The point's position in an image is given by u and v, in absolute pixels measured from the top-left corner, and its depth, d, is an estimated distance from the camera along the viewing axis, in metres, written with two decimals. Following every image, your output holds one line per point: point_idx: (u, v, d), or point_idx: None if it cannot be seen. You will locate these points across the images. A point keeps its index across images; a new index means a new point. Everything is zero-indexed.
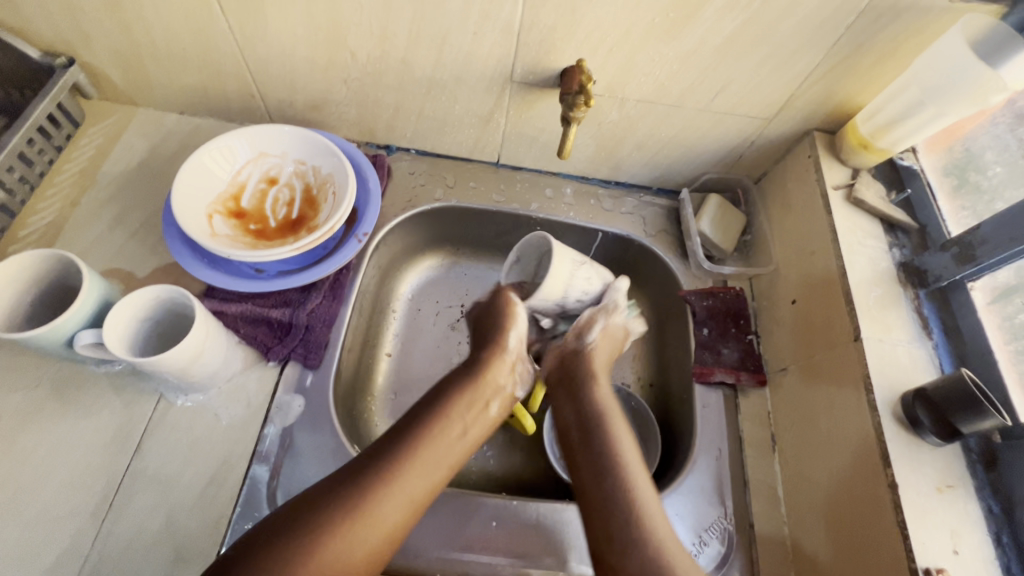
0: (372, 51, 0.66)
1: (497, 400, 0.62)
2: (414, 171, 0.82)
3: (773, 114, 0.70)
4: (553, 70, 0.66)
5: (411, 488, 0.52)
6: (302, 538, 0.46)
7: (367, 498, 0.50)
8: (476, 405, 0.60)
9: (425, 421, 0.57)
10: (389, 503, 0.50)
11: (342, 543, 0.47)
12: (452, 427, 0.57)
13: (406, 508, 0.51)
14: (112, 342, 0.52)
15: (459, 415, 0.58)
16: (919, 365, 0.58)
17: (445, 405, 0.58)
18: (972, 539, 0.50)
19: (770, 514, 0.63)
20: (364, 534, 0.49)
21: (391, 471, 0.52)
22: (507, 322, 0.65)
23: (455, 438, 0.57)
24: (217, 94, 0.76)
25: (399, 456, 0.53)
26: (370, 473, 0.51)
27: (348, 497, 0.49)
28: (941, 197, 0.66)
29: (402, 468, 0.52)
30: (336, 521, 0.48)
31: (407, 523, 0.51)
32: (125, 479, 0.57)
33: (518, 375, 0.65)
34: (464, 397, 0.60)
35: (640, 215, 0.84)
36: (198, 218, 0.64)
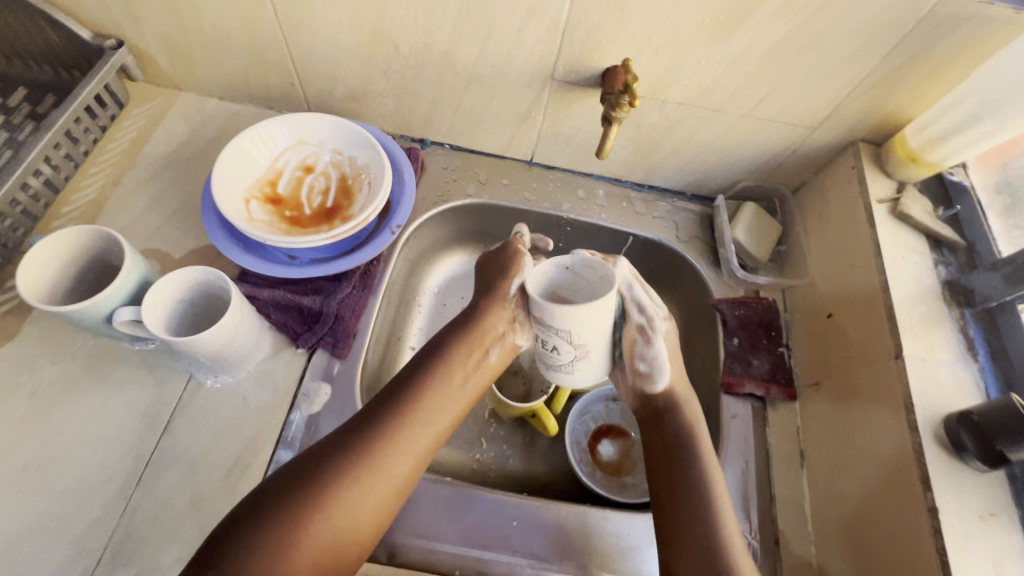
0: (415, 44, 0.66)
1: (496, 348, 0.60)
2: (447, 165, 0.82)
3: (818, 123, 0.68)
4: (595, 69, 0.65)
5: (415, 442, 0.52)
6: (315, 494, 0.47)
7: (375, 452, 0.50)
8: (470, 360, 0.58)
9: (426, 373, 0.56)
10: (395, 456, 0.51)
11: (354, 496, 0.48)
12: (452, 380, 0.56)
13: (410, 460, 0.52)
14: (150, 320, 0.53)
15: (455, 371, 0.57)
16: (963, 388, 0.56)
17: (444, 357, 0.57)
18: (1014, 570, 0.48)
19: (796, 531, 0.62)
20: (374, 486, 0.49)
21: (395, 425, 0.52)
22: (513, 273, 0.60)
23: (454, 390, 0.56)
24: (258, 81, 0.77)
25: (402, 409, 0.53)
26: (376, 427, 0.51)
27: (355, 452, 0.50)
28: (991, 215, 0.64)
29: (405, 420, 0.53)
30: (344, 476, 0.48)
31: (413, 472, 0.52)
32: (154, 456, 0.58)
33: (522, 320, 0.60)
34: (464, 348, 0.58)
35: (673, 220, 0.82)
36: (235, 202, 0.65)
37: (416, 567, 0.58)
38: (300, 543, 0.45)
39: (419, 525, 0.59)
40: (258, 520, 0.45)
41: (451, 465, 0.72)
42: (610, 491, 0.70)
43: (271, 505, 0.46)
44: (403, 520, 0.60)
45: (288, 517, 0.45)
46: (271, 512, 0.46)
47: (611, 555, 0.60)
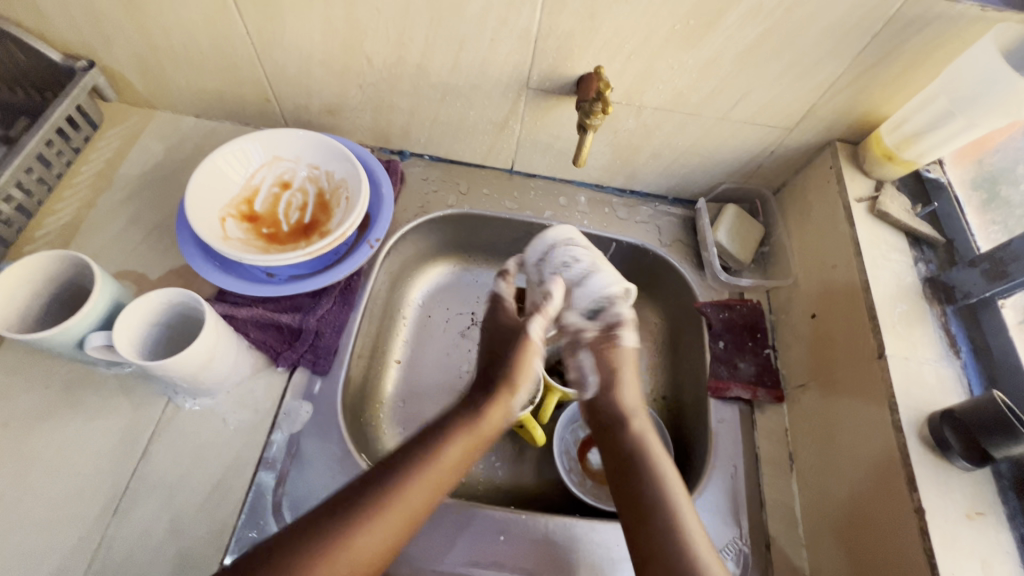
0: (387, 57, 0.66)
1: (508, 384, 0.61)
2: (427, 177, 0.82)
3: (794, 124, 0.68)
4: (570, 76, 0.65)
5: (440, 473, 0.52)
6: (280, 569, 0.43)
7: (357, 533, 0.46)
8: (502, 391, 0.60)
9: (427, 450, 0.53)
10: (373, 539, 0.47)
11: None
12: (450, 463, 0.53)
13: (388, 546, 0.47)
14: (122, 344, 0.52)
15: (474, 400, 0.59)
16: (946, 385, 0.55)
17: (446, 438, 0.54)
18: (1003, 569, 0.48)
19: (788, 536, 0.61)
20: (342, 566, 0.45)
21: (385, 506, 0.48)
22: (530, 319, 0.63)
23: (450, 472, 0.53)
24: (233, 98, 0.76)
25: (395, 490, 0.49)
26: (368, 507, 0.48)
27: (337, 533, 0.46)
28: (970, 211, 0.64)
29: (396, 501, 0.49)
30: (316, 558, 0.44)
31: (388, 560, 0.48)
32: (132, 482, 0.57)
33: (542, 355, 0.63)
34: (464, 430, 0.55)
35: (655, 224, 0.82)
36: (210, 221, 0.64)
37: None
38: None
39: (405, 544, 0.58)
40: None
41: None
42: (599, 501, 0.69)
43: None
44: None
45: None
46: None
47: (600, 567, 0.59)
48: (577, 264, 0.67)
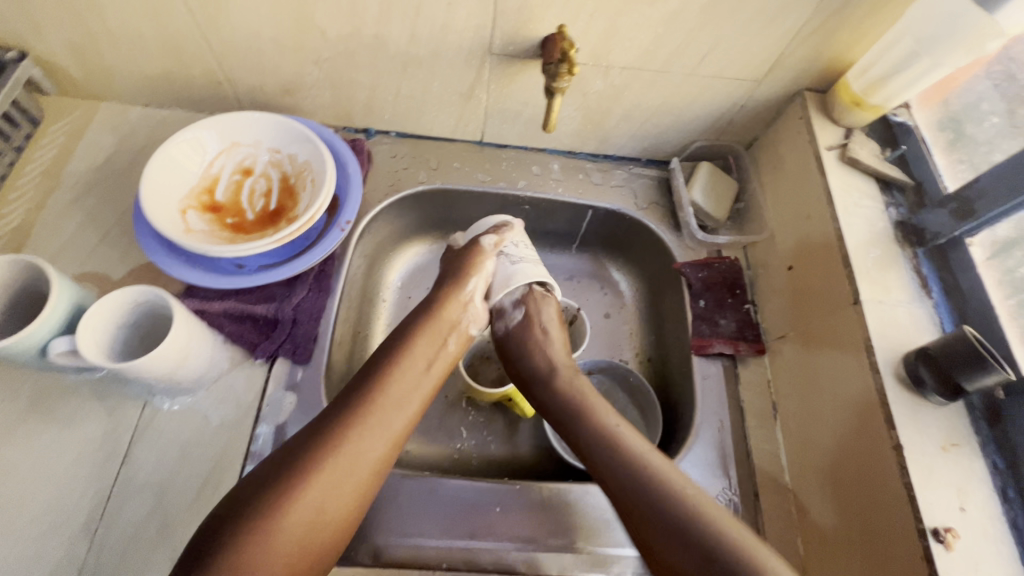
0: (341, 29, 0.63)
1: (454, 335, 0.61)
2: (395, 154, 0.80)
3: (762, 76, 0.68)
4: (533, 39, 0.63)
5: (386, 425, 0.53)
6: (296, 478, 0.47)
7: (351, 433, 0.51)
8: (431, 343, 0.59)
9: (387, 360, 0.57)
10: (371, 437, 0.52)
11: (339, 475, 0.49)
12: (416, 364, 0.57)
13: (389, 443, 0.53)
14: (87, 345, 0.50)
15: (419, 353, 0.58)
16: (920, 325, 0.57)
17: (406, 345, 0.58)
18: (978, 495, 0.49)
19: (775, 483, 0.63)
20: (358, 466, 0.50)
21: (368, 408, 0.53)
22: (472, 270, 0.64)
23: (419, 373, 0.57)
24: (182, 83, 0.72)
25: (373, 398, 0.54)
26: (350, 412, 0.52)
27: (335, 433, 0.50)
28: (937, 151, 0.65)
29: (378, 405, 0.53)
30: (324, 457, 0.49)
31: (394, 453, 0.53)
32: (116, 487, 0.55)
33: (473, 311, 0.64)
34: (423, 334, 0.59)
35: (630, 188, 0.82)
36: (170, 214, 0.61)
37: (402, 565, 0.57)
38: (284, 533, 0.45)
39: (401, 522, 0.58)
40: (243, 499, 0.46)
41: (432, 458, 0.71)
42: None
43: (253, 492, 0.46)
44: (384, 520, 0.59)
45: (271, 501, 0.46)
46: (253, 497, 0.46)
47: (596, 528, 0.60)
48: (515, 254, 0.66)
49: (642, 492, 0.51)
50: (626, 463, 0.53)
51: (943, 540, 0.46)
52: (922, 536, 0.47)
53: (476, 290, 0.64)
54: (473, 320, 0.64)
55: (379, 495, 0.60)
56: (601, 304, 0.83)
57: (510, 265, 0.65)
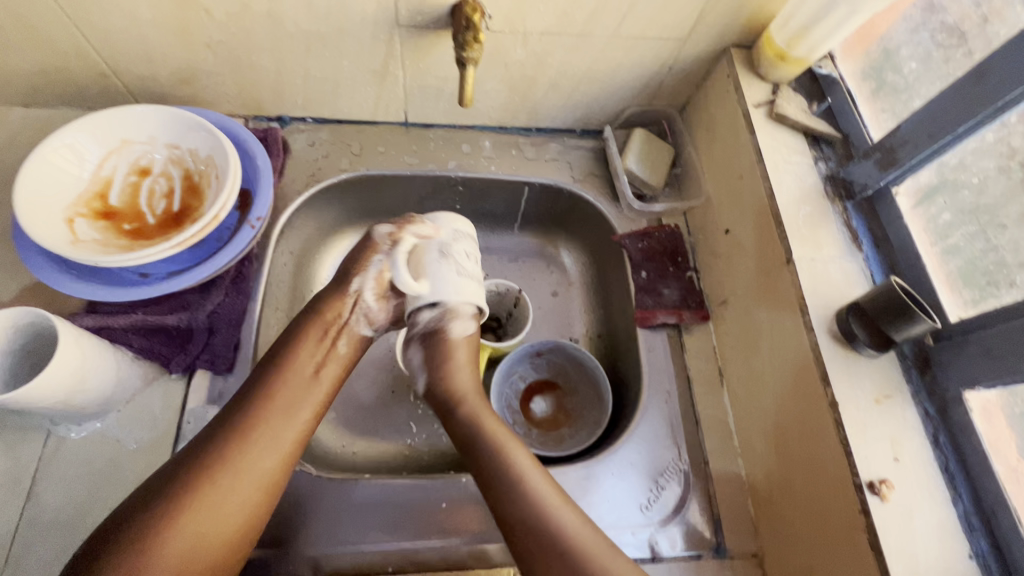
0: (229, 7, 0.57)
1: (343, 338, 0.56)
2: (313, 142, 0.75)
3: (686, 34, 0.65)
4: (441, 7, 0.59)
5: (267, 447, 0.49)
6: (160, 519, 0.44)
7: (228, 455, 0.47)
8: (318, 350, 0.55)
9: (269, 371, 0.53)
10: (252, 457, 0.48)
11: (216, 503, 0.46)
12: (301, 371, 0.54)
13: (277, 459, 0.50)
14: None
15: (302, 363, 0.54)
16: (852, 279, 0.56)
17: (289, 351, 0.54)
18: (911, 443, 0.49)
19: (723, 449, 0.63)
20: (239, 490, 0.47)
21: (247, 426, 0.49)
22: (359, 267, 0.57)
23: (304, 386, 0.53)
24: (62, 78, 0.65)
25: (252, 415, 0.50)
26: (226, 433, 0.48)
27: (205, 463, 0.47)
28: (862, 102, 0.64)
29: (259, 422, 0.50)
30: (196, 487, 0.45)
31: (284, 471, 0.50)
32: (21, 528, 0.51)
33: (367, 312, 0.57)
34: (309, 336, 0.55)
35: (566, 161, 0.79)
36: (54, 225, 0.55)
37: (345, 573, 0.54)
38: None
39: (342, 529, 0.56)
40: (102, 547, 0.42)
41: (379, 458, 0.68)
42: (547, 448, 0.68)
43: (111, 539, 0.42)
44: (324, 529, 0.56)
45: (136, 541, 0.43)
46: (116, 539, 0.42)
47: None
48: (457, 262, 0.56)
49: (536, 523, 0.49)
50: (526, 505, 0.50)
51: (878, 492, 0.46)
52: (858, 490, 0.47)
53: (365, 288, 0.57)
54: (365, 320, 0.58)
55: (318, 503, 0.57)
56: (546, 282, 0.81)
57: (449, 272, 0.56)
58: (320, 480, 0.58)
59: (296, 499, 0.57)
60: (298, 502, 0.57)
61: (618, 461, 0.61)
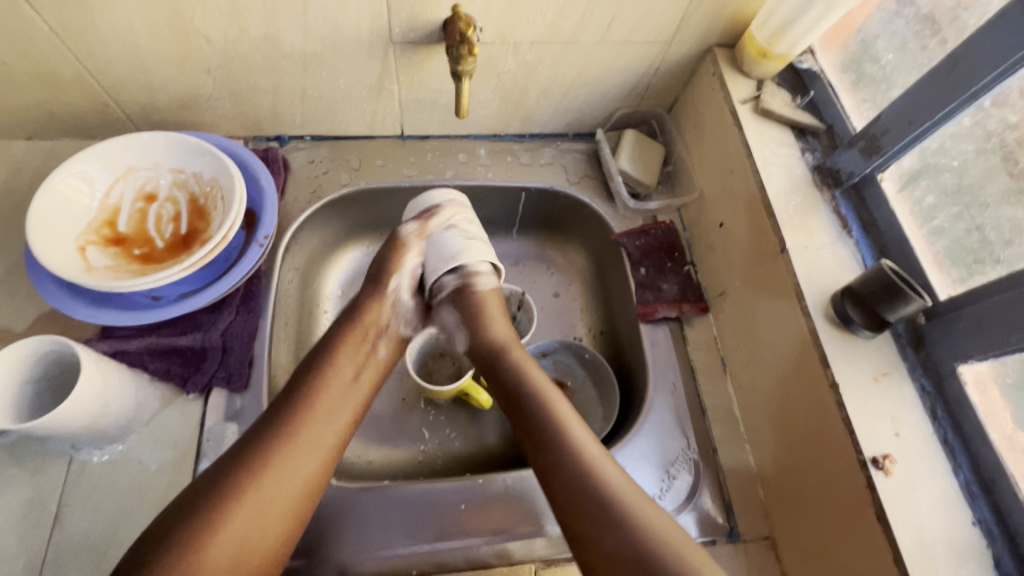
0: (227, 33, 0.59)
1: (382, 340, 0.62)
2: (313, 159, 0.76)
3: (671, 36, 0.67)
4: (434, 22, 0.61)
5: (319, 439, 0.52)
6: (221, 505, 0.46)
7: (272, 457, 0.49)
8: (361, 351, 0.60)
9: (315, 369, 0.56)
10: (296, 457, 0.50)
11: (260, 505, 0.47)
12: (345, 373, 0.57)
13: (318, 462, 0.51)
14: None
15: (347, 364, 0.58)
16: (844, 264, 0.58)
17: (334, 353, 0.58)
18: (911, 418, 0.51)
19: (730, 436, 0.65)
20: (286, 485, 0.49)
21: (293, 426, 0.51)
22: (397, 265, 0.66)
23: (348, 384, 0.57)
24: (64, 110, 0.66)
25: (298, 415, 0.52)
26: (278, 430, 0.51)
27: (262, 453, 0.49)
28: (843, 94, 0.66)
29: (304, 422, 0.52)
30: (250, 482, 0.47)
31: (324, 474, 0.51)
32: (49, 553, 0.52)
33: (399, 313, 0.66)
34: (350, 340, 0.60)
35: (561, 164, 0.81)
36: (67, 254, 0.56)
37: None
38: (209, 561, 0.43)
39: (364, 536, 0.57)
40: (170, 528, 0.44)
41: (393, 465, 0.69)
42: None
43: (177, 523, 0.44)
44: (346, 537, 0.57)
45: (194, 536, 0.44)
46: (155, 553, 0.42)
47: None
48: (460, 231, 0.66)
49: (584, 487, 0.49)
50: (574, 466, 0.50)
51: (882, 466, 0.48)
52: (863, 466, 0.48)
53: (401, 286, 0.66)
54: (403, 321, 0.67)
55: (338, 511, 0.58)
56: (548, 284, 0.83)
57: (432, 250, 0.66)
58: (338, 489, 0.59)
59: (316, 510, 0.58)
60: (319, 512, 0.58)
61: (629, 454, 0.62)
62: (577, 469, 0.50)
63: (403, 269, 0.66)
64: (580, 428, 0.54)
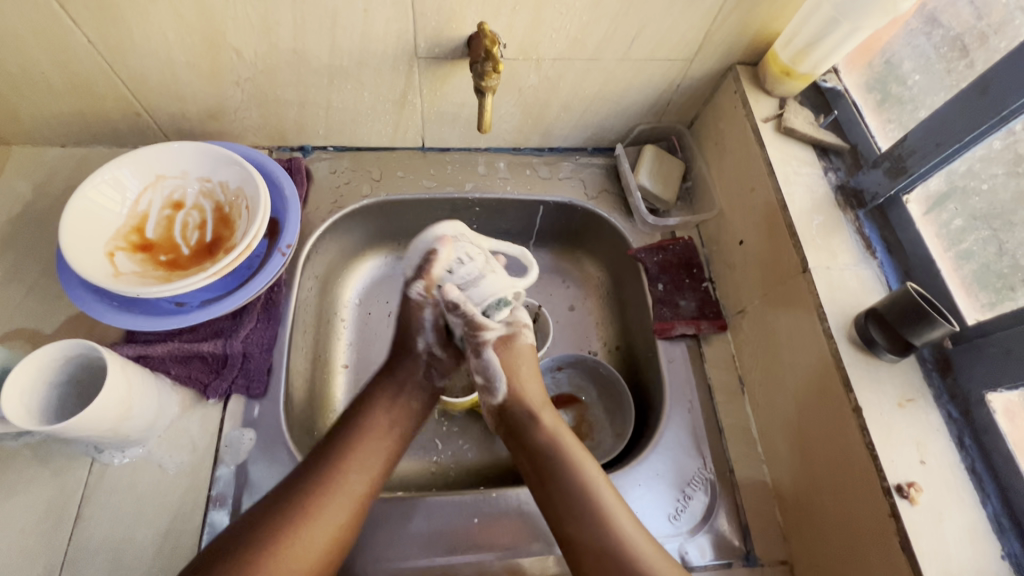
0: (257, 47, 0.60)
1: (420, 391, 0.61)
2: (335, 169, 0.77)
3: (693, 54, 0.68)
4: (458, 39, 0.61)
5: (348, 493, 0.52)
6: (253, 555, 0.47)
7: (307, 510, 0.50)
8: (396, 402, 0.59)
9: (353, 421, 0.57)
10: (328, 508, 0.51)
11: (292, 553, 0.48)
12: (379, 427, 0.57)
13: (348, 513, 0.52)
14: (18, 381, 0.49)
15: (381, 416, 0.58)
16: (867, 286, 0.58)
17: (371, 405, 0.58)
18: (936, 446, 0.50)
19: (747, 457, 0.64)
20: (316, 538, 0.49)
21: (327, 477, 0.52)
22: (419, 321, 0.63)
23: (383, 436, 0.57)
24: (98, 118, 0.68)
25: (333, 465, 0.53)
26: (312, 483, 0.52)
27: (296, 506, 0.50)
28: (868, 113, 0.65)
29: (338, 475, 0.53)
30: (284, 534, 0.48)
31: (353, 525, 0.52)
32: (69, 553, 0.52)
33: (436, 364, 0.63)
34: (386, 393, 0.60)
35: (579, 178, 0.81)
36: (96, 259, 0.58)
37: None
38: None
39: (377, 547, 0.57)
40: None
41: (406, 475, 0.69)
42: None
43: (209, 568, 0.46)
44: (358, 548, 0.57)
45: None
46: None
47: None
48: (468, 268, 0.62)
49: (606, 546, 0.51)
50: (595, 523, 0.52)
51: (907, 495, 0.47)
52: (887, 493, 0.47)
53: (427, 341, 0.63)
54: (439, 373, 0.64)
55: None
56: (564, 297, 0.82)
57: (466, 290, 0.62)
58: None
59: None
60: None
61: (644, 472, 0.62)
62: (595, 527, 0.52)
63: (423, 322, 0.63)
64: (602, 483, 0.54)
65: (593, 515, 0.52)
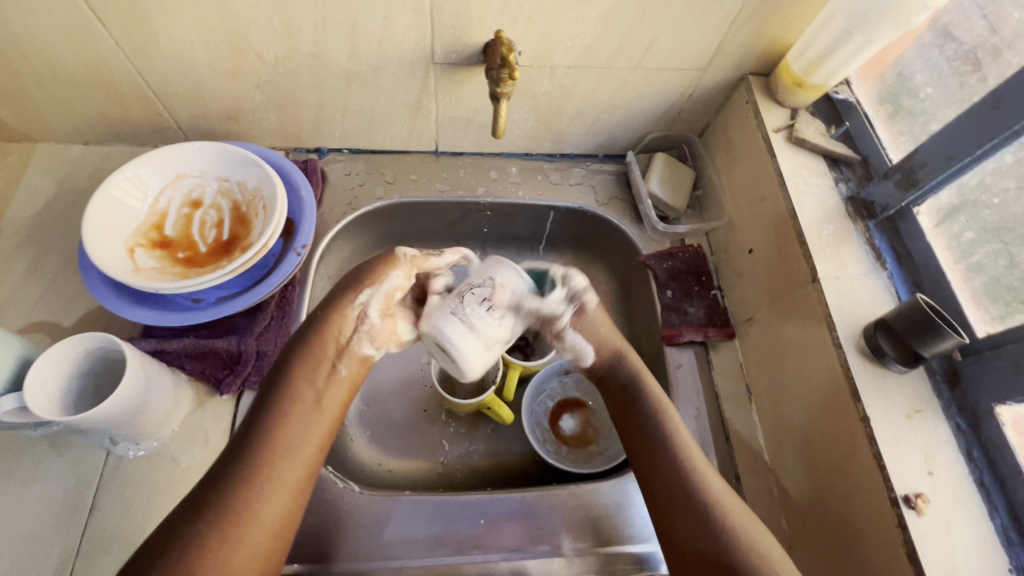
0: (278, 51, 0.62)
1: (343, 360, 0.55)
2: (349, 172, 0.79)
3: (705, 64, 0.68)
4: (474, 45, 0.63)
5: (281, 476, 0.48)
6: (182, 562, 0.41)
7: (238, 502, 0.45)
8: (319, 373, 0.53)
9: (275, 400, 0.51)
10: (261, 498, 0.46)
11: (226, 553, 0.43)
12: (303, 401, 0.52)
13: (288, 498, 0.47)
14: (43, 371, 0.50)
15: (304, 390, 0.52)
16: (877, 296, 0.58)
17: (290, 378, 0.53)
18: (944, 458, 0.50)
19: (754, 465, 0.64)
20: (248, 532, 0.44)
21: (256, 462, 0.47)
22: (368, 280, 0.57)
23: (310, 411, 0.52)
24: (121, 118, 0.70)
25: (259, 450, 0.48)
26: (237, 471, 0.47)
27: (223, 500, 0.45)
28: (879, 125, 0.66)
29: (268, 459, 0.48)
30: (216, 533, 0.43)
31: (295, 509, 0.48)
32: (83, 543, 0.53)
33: (364, 328, 0.57)
34: (307, 365, 0.53)
35: (590, 184, 0.82)
36: (117, 255, 0.59)
37: None
38: None
39: (384, 546, 0.57)
40: None
41: (412, 475, 0.70)
42: (578, 465, 0.69)
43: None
44: (365, 546, 0.57)
45: None
46: None
47: (582, 530, 0.60)
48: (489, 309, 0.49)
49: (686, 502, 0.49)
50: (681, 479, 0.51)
51: (915, 506, 0.47)
52: (894, 504, 0.47)
53: (371, 305, 0.57)
54: (368, 338, 0.57)
55: (358, 518, 0.59)
56: None
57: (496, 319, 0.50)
58: (360, 497, 0.60)
59: (336, 516, 0.59)
60: (340, 518, 0.59)
61: None
62: (682, 481, 0.50)
63: (369, 288, 0.57)
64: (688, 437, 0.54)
65: (677, 462, 0.52)
